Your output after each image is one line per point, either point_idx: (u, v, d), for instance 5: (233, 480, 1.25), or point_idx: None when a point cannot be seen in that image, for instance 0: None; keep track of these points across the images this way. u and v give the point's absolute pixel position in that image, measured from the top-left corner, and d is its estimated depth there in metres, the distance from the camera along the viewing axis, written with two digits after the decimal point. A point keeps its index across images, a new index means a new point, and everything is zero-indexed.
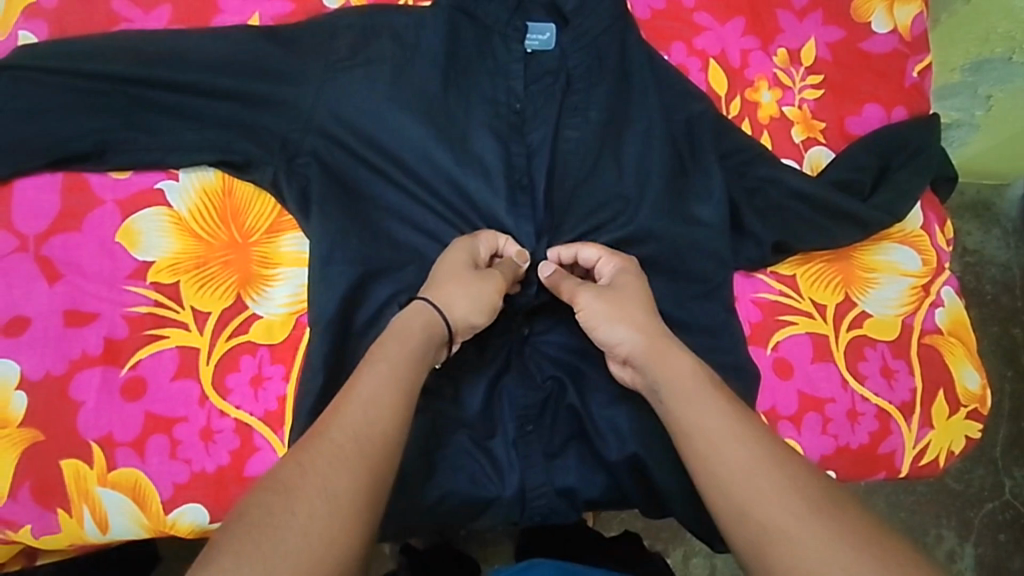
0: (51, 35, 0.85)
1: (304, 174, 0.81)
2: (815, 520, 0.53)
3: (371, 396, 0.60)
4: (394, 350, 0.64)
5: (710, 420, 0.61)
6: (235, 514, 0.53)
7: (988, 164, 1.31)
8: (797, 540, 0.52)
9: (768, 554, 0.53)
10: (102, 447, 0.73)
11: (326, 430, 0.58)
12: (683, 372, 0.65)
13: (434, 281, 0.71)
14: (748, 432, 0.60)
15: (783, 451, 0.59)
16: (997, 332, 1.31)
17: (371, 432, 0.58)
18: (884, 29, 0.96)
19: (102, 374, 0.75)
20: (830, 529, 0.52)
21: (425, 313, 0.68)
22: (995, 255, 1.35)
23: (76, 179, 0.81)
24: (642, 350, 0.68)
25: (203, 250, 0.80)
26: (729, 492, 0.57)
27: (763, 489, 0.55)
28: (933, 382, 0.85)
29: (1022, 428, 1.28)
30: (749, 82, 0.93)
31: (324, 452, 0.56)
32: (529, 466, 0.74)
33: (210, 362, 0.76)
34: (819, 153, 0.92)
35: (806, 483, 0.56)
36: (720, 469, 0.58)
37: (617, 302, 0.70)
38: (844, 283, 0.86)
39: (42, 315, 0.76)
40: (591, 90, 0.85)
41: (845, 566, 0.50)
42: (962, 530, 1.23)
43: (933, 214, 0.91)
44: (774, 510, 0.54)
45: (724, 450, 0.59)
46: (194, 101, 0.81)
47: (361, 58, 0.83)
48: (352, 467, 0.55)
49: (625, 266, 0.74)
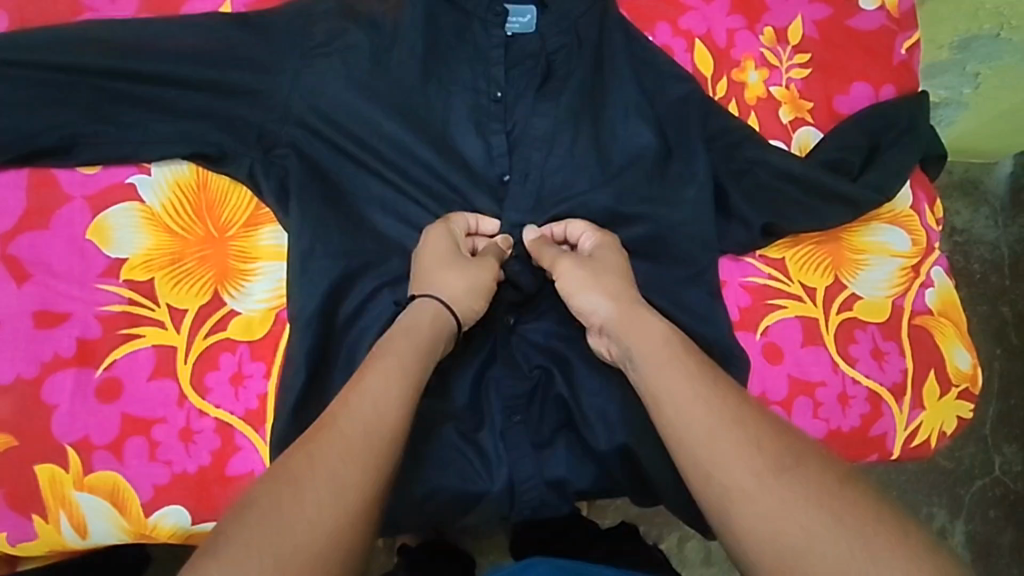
0: (11, 26, 0.81)
1: (282, 165, 0.79)
2: (772, 478, 0.53)
3: (380, 390, 0.58)
4: (403, 345, 0.63)
5: (675, 385, 0.60)
6: (241, 504, 0.51)
7: (976, 143, 1.31)
8: (757, 500, 0.52)
9: (731, 515, 0.53)
10: (79, 451, 0.71)
11: (334, 420, 0.56)
12: (652, 337, 0.64)
13: (429, 274, 0.69)
14: (711, 392, 0.59)
15: (745, 407, 0.58)
16: (986, 311, 1.31)
17: (381, 428, 0.56)
18: (871, 6, 0.94)
19: (76, 376, 0.73)
20: (788, 488, 0.52)
21: (431, 308, 0.67)
22: (983, 234, 1.34)
23: (44, 175, 0.78)
24: (613, 317, 0.67)
25: (178, 245, 0.78)
26: (693, 453, 0.56)
27: (725, 449, 0.55)
28: (924, 363, 0.84)
29: (1011, 406, 1.28)
30: (735, 62, 0.91)
31: (333, 442, 0.54)
32: (519, 458, 0.73)
33: (189, 360, 0.74)
34: (807, 133, 0.90)
35: (765, 440, 0.55)
36: (685, 433, 0.57)
37: (593, 270, 0.70)
38: (833, 265, 0.85)
39: (12, 316, 0.74)
40: (571, 78, 0.84)
41: (802, 524, 0.50)
42: (953, 508, 1.23)
43: (922, 193, 0.90)
44: (733, 469, 0.54)
45: (688, 412, 0.58)
46: (165, 92, 0.78)
47: (336, 44, 0.81)
48: (361, 461, 0.54)
49: (609, 242, 0.75)
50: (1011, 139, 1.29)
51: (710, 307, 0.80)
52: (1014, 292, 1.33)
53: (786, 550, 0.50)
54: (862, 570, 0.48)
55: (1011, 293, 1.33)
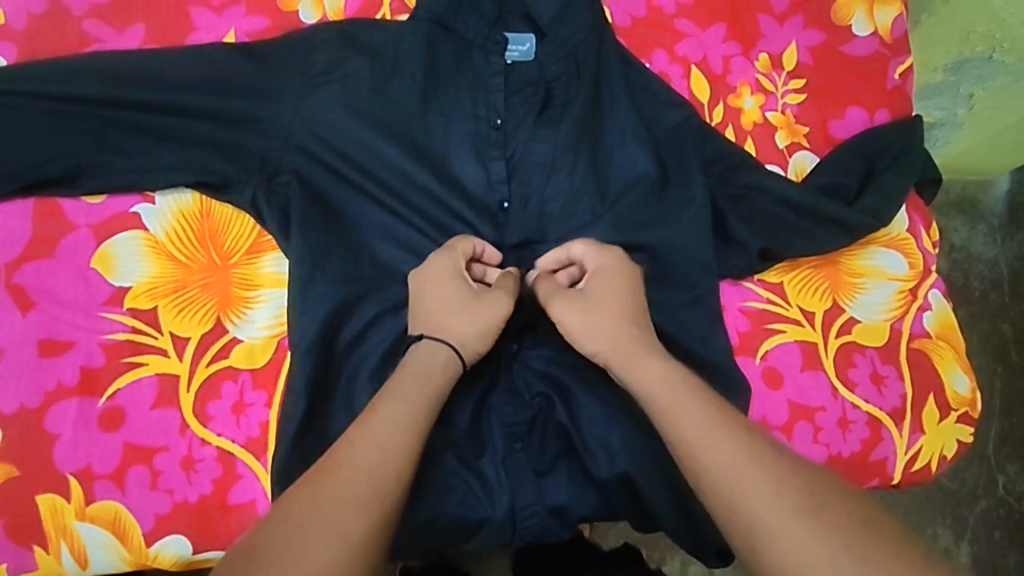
0: (20, 57, 0.83)
1: (284, 193, 0.79)
2: (795, 516, 0.54)
3: (385, 435, 0.59)
4: (413, 391, 0.63)
5: (693, 423, 0.60)
6: (243, 551, 0.53)
7: (970, 162, 1.32)
8: (782, 540, 0.54)
9: (758, 554, 0.54)
10: (80, 481, 0.71)
11: (338, 464, 0.57)
12: (660, 375, 0.64)
13: (438, 317, 0.70)
14: (726, 428, 0.60)
15: (757, 441, 0.59)
16: (985, 328, 1.32)
17: (387, 473, 0.57)
18: (864, 32, 0.96)
19: (79, 405, 0.73)
20: (813, 527, 0.54)
21: (441, 353, 0.68)
22: (982, 251, 1.35)
23: (49, 204, 0.79)
24: (620, 355, 0.67)
25: (181, 273, 0.78)
26: (714, 493, 0.57)
27: (752, 494, 0.56)
28: (923, 387, 0.84)
29: (1013, 424, 1.28)
30: (731, 88, 0.92)
31: (336, 489, 0.56)
32: (520, 485, 0.73)
33: (191, 389, 0.75)
34: (804, 158, 0.91)
35: (785, 478, 0.57)
36: (705, 473, 0.58)
37: (595, 309, 0.70)
38: (831, 289, 0.86)
39: (16, 346, 0.74)
40: (571, 105, 0.85)
41: (823, 561, 0.52)
42: (958, 528, 1.23)
43: (918, 216, 0.91)
44: (763, 515, 0.55)
45: (706, 451, 0.59)
46: (169, 122, 0.79)
47: (337, 73, 0.82)
48: (363, 506, 0.55)
49: (615, 272, 0.73)
50: (1007, 157, 1.30)
51: (710, 332, 0.81)
52: (1014, 310, 1.33)
53: None
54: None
55: (1011, 311, 1.33)
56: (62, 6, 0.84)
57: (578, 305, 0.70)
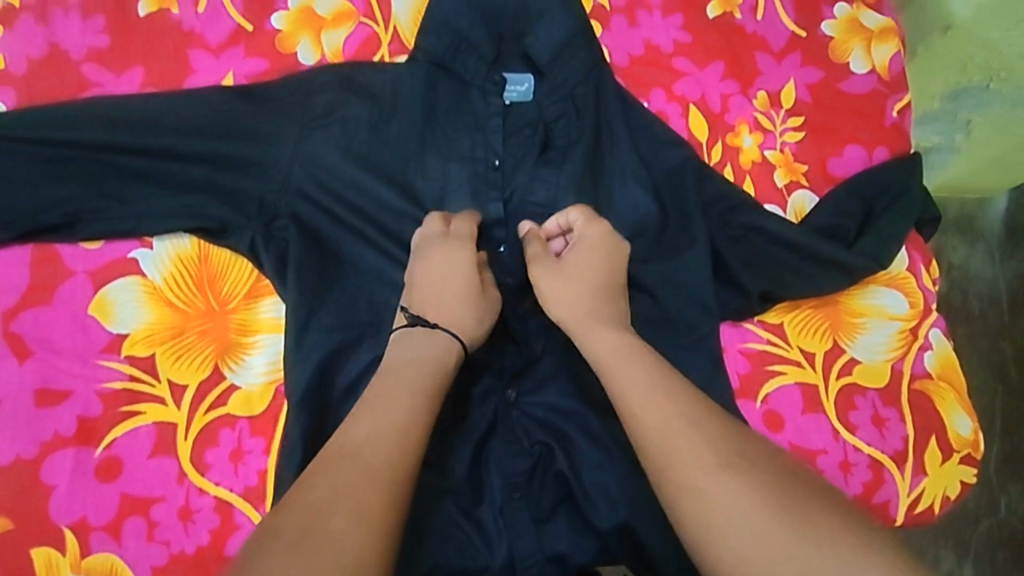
0: (19, 102, 0.83)
1: (283, 238, 0.79)
2: (724, 480, 0.55)
3: (392, 418, 0.60)
4: (414, 374, 0.63)
5: (636, 387, 0.61)
6: (265, 534, 0.52)
7: (969, 182, 1.28)
8: (709, 500, 0.55)
9: (685, 511, 0.56)
10: (76, 533, 0.71)
11: (354, 449, 0.57)
12: (610, 340, 0.65)
13: (434, 309, 0.70)
14: (672, 395, 0.60)
15: (697, 406, 0.60)
16: (985, 349, 1.31)
17: (399, 452, 0.58)
18: (862, 70, 0.96)
19: (75, 455, 0.73)
20: (744, 492, 0.54)
21: (441, 342, 0.67)
22: (981, 270, 1.33)
23: (47, 251, 0.79)
24: (573, 319, 0.68)
25: (179, 319, 0.78)
26: (654, 452, 0.58)
27: (688, 454, 0.57)
28: (925, 428, 0.84)
29: (1016, 444, 1.27)
30: (729, 126, 0.92)
31: (352, 468, 0.56)
32: (519, 536, 0.72)
33: (188, 437, 0.75)
34: (803, 197, 0.91)
35: (724, 445, 0.57)
36: (640, 432, 0.59)
37: (565, 275, 0.70)
38: (832, 329, 0.86)
39: (13, 395, 0.74)
40: (573, 146, 0.84)
41: (746, 523, 0.53)
42: (960, 550, 1.22)
43: (918, 255, 0.91)
44: (693, 476, 0.56)
45: (648, 415, 0.60)
46: (165, 166, 0.78)
47: (336, 116, 0.81)
48: (381, 488, 0.55)
49: (599, 243, 0.73)
50: (1005, 176, 1.27)
51: (711, 375, 0.80)
52: (1014, 329, 1.32)
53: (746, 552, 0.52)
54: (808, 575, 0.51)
55: (1011, 330, 1.32)
56: (61, 51, 0.85)
57: (551, 266, 0.72)
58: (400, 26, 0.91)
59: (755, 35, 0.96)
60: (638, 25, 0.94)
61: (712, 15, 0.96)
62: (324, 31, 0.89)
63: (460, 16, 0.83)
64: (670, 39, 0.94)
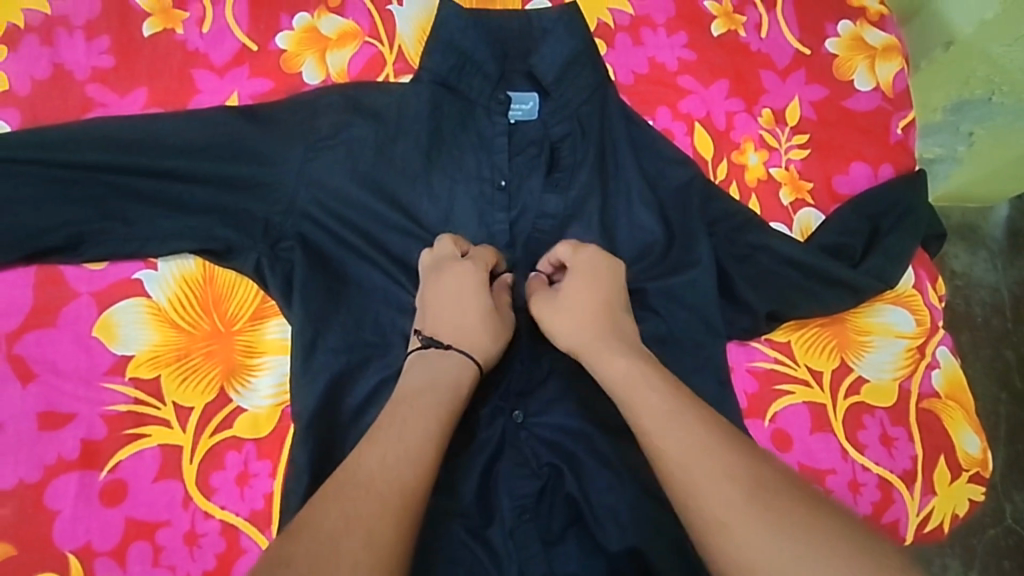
0: (23, 122, 0.83)
1: (288, 260, 0.78)
2: (748, 506, 0.52)
3: (409, 445, 0.58)
4: (430, 401, 0.62)
5: (650, 410, 0.59)
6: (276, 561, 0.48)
7: (970, 190, 1.27)
8: (736, 529, 0.51)
9: (711, 543, 0.52)
10: (80, 558, 0.70)
11: (367, 474, 0.55)
12: (621, 364, 0.64)
13: (449, 327, 0.70)
14: (688, 417, 0.58)
15: (716, 428, 0.57)
16: (989, 355, 1.27)
17: (416, 481, 0.56)
18: (867, 87, 0.97)
19: (80, 480, 0.72)
20: (764, 517, 0.51)
21: (457, 360, 0.67)
22: (983, 277, 1.30)
23: (51, 272, 0.79)
24: (586, 346, 0.67)
25: (184, 341, 0.78)
26: (672, 479, 0.56)
27: (705, 476, 0.54)
28: (934, 448, 0.83)
29: (1020, 451, 1.23)
30: (735, 144, 0.92)
31: (367, 495, 0.53)
32: (528, 560, 0.71)
33: (194, 460, 0.74)
34: (809, 215, 0.91)
35: (743, 467, 0.54)
36: (656, 455, 0.57)
37: (565, 307, 0.70)
38: (839, 347, 0.85)
39: (15, 419, 0.73)
40: (578, 168, 0.84)
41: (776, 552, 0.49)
42: (966, 558, 1.17)
43: (924, 272, 0.90)
44: (709, 499, 0.53)
45: (663, 437, 0.57)
46: (171, 186, 0.78)
47: (342, 136, 0.81)
48: (394, 517, 0.53)
49: (595, 267, 0.72)
50: (1008, 185, 1.25)
51: (720, 396, 0.79)
52: (1017, 335, 1.28)
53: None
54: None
55: (1014, 336, 1.28)
56: (65, 71, 0.85)
57: (549, 299, 0.72)
58: (406, 45, 0.91)
59: (760, 53, 0.96)
60: (643, 43, 0.95)
61: (716, 33, 0.96)
62: (329, 50, 0.89)
63: (466, 37, 0.82)
64: (674, 57, 0.94)
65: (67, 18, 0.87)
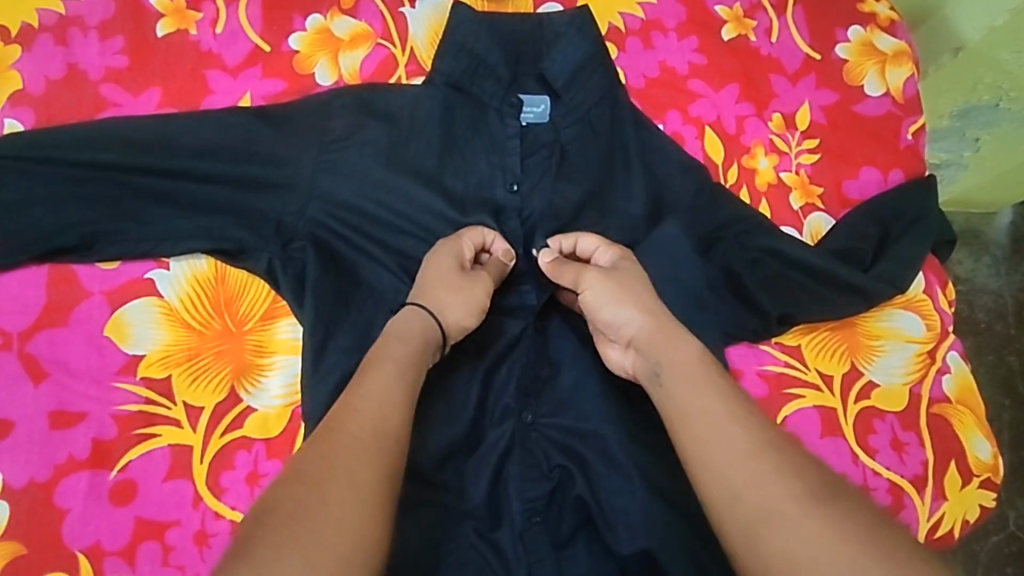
0: (37, 122, 0.83)
1: (300, 260, 0.78)
2: (802, 502, 0.52)
3: (380, 394, 0.60)
4: (399, 350, 0.65)
5: (708, 402, 0.60)
6: (263, 507, 0.52)
7: (976, 197, 1.27)
8: (794, 522, 0.51)
9: (761, 534, 0.52)
10: (90, 558, 0.70)
11: (341, 423, 0.57)
12: (683, 349, 0.65)
13: (421, 289, 0.72)
14: (742, 414, 0.59)
15: (767, 426, 0.58)
16: (992, 361, 1.27)
17: (389, 427, 0.59)
18: (877, 92, 0.97)
19: (90, 478, 0.72)
20: (823, 511, 0.52)
21: (420, 317, 0.69)
22: (986, 283, 1.30)
23: (63, 271, 0.78)
24: (642, 333, 0.68)
25: (195, 340, 0.78)
26: (728, 470, 0.56)
27: (760, 468, 0.55)
28: (943, 453, 0.83)
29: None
30: (745, 148, 0.93)
31: (348, 444, 0.56)
32: (537, 563, 0.71)
33: (204, 460, 0.74)
34: (819, 220, 0.91)
35: (799, 464, 0.55)
36: (707, 443, 0.58)
37: (621, 284, 0.71)
38: (849, 351, 0.85)
39: (26, 418, 0.74)
40: (592, 169, 0.84)
41: (827, 548, 0.50)
42: (970, 565, 1.16)
43: (934, 277, 0.90)
44: (765, 489, 0.54)
45: (719, 430, 0.58)
46: (185, 186, 0.78)
47: (355, 137, 0.81)
48: (373, 460, 0.56)
49: (628, 258, 0.75)
50: (1014, 191, 1.25)
51: None
52: (1021, 342, 1.28)
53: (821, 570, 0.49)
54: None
55: (1019, 342, 1.28)
56: (79, 70, 0.85)
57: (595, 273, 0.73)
58: (418, 47, 0.91)
59: (770, 57, 0.97)
60: (653, 47, 0.95)
61: (727, 37, 0.97)
62: (341, 52, 0.89)
63: (479, 40, 0.83)
64: (685, 62, 0.95)
65: (82, 17, 0.88)
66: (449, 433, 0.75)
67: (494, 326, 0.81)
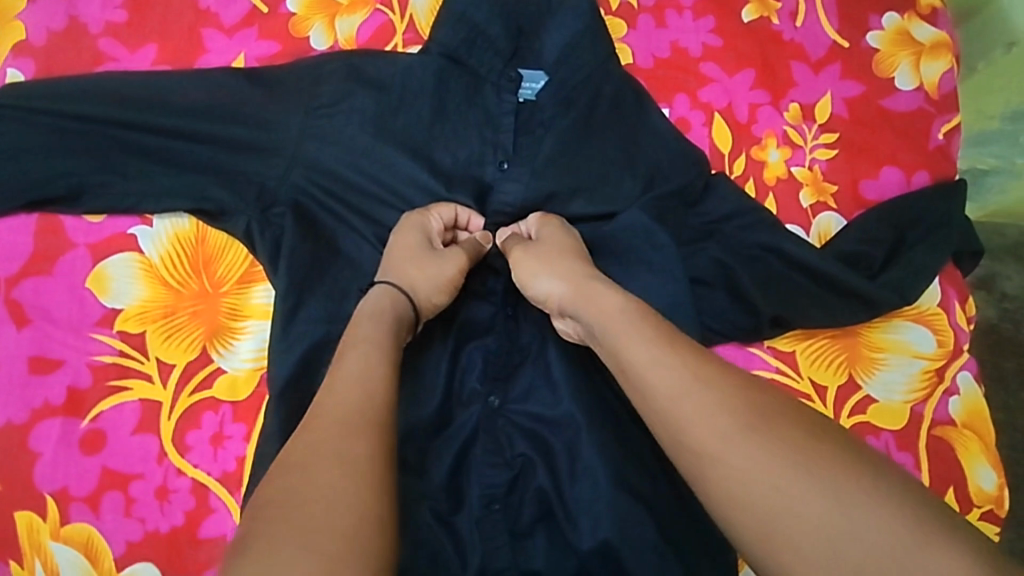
0: (37, 72, 0.84)
1: (279, 225, 0.77)
2: (736, 437, 0.50)
3: (358, 374, 0.58)
4: (371, 330, 0.63)
5: (637, 348, 0.58)
6: (256, 504, 0.50)
7: None
8: (729, 464, 0.50)
9: (704, 482, 0.51)
10: (58, 501, 0.72)
11: (325, 411, 0.55)
12: (606, 301, 0.64)
13: (394, 264, 0.71)
14: (672, 351, 0.57)
15: (697, 361, 0.56)
16: None
17: (371, 401, 0.56)
18: (909, 86, 0.90)
19: (62, 425, 0.74)
20: (755, 448, 0.50)
21: (392, 293, 0.68)
22: None
23: (51, 221, 0.80)
24: (568, 294, 0.67)
25: (172, 299, 0.78)
26: (663, 417, 0.55)
27: (688, 411, 0.53)
28: (943, 478, 0.77)
29: None
30: (756, 139, 0.87)
31: (330, 427, 0.53)
32: (492, 549, 0.69)
33: (172, 417, 0.75)
34: (829, 220, 0.85)
35: (730, 398, 0.53)
36: (643, 391, 0.57)
37: (542, 252, 0.71)
38: (848, 362, 0.80)
39: (8, 360, 0.76)
40: (585, 147, 0.80)
41: (773, 479, 0.48)
42: None
43: (953, 290, 0.84)
44: (696, 433, 0.52)
45: (651, 373, 0.56)
46: (173, 145, 0.78)
47: (343, 104, 0.80)
48: (359, 436, 0.53)
49: (550, 225, 0.75)
50: None
51: None
52: None
53: (770, 510, 0.48)
54: (839, 526, 0.46)
55: None
56: (79, 24, 0.86)
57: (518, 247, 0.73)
58: (417, 15, 0.88)
59: (793, 42, 0.90)
60: (666, 26, 0.90)
61: (747, 19, 0.91)
62: (339, 16, 0.88)
63: (477, 11, 0.81)
64: (699, 43, 0.90)
65: None
66: (413, 413, 0.74)
67: (469, 306, 0.80)
